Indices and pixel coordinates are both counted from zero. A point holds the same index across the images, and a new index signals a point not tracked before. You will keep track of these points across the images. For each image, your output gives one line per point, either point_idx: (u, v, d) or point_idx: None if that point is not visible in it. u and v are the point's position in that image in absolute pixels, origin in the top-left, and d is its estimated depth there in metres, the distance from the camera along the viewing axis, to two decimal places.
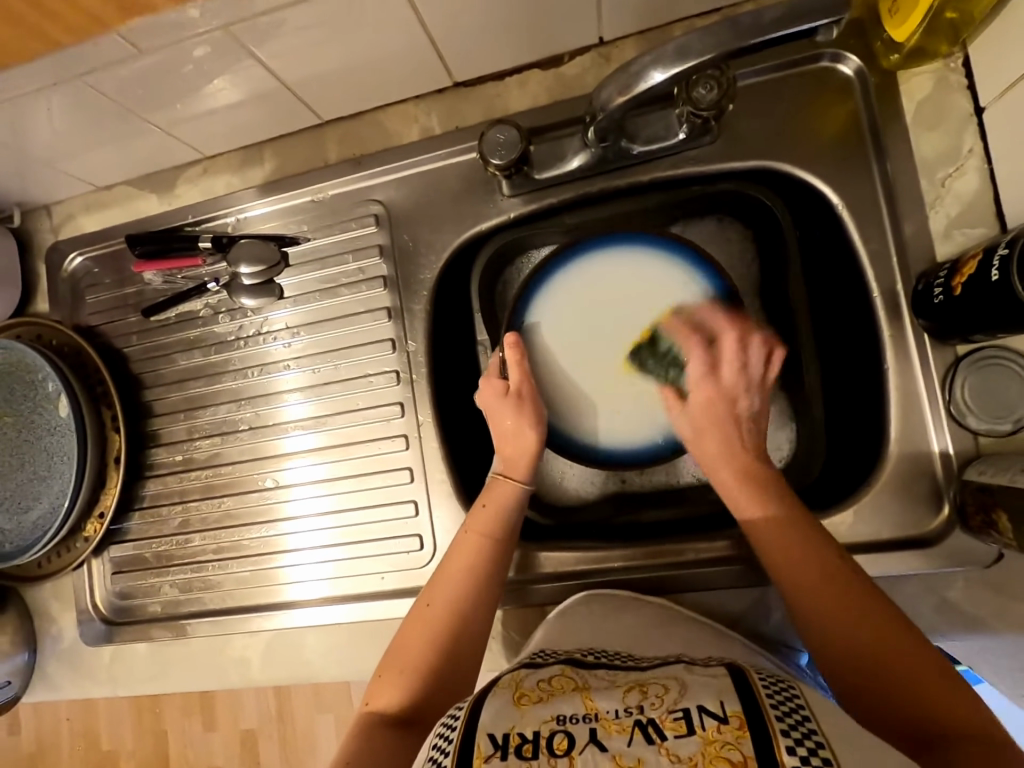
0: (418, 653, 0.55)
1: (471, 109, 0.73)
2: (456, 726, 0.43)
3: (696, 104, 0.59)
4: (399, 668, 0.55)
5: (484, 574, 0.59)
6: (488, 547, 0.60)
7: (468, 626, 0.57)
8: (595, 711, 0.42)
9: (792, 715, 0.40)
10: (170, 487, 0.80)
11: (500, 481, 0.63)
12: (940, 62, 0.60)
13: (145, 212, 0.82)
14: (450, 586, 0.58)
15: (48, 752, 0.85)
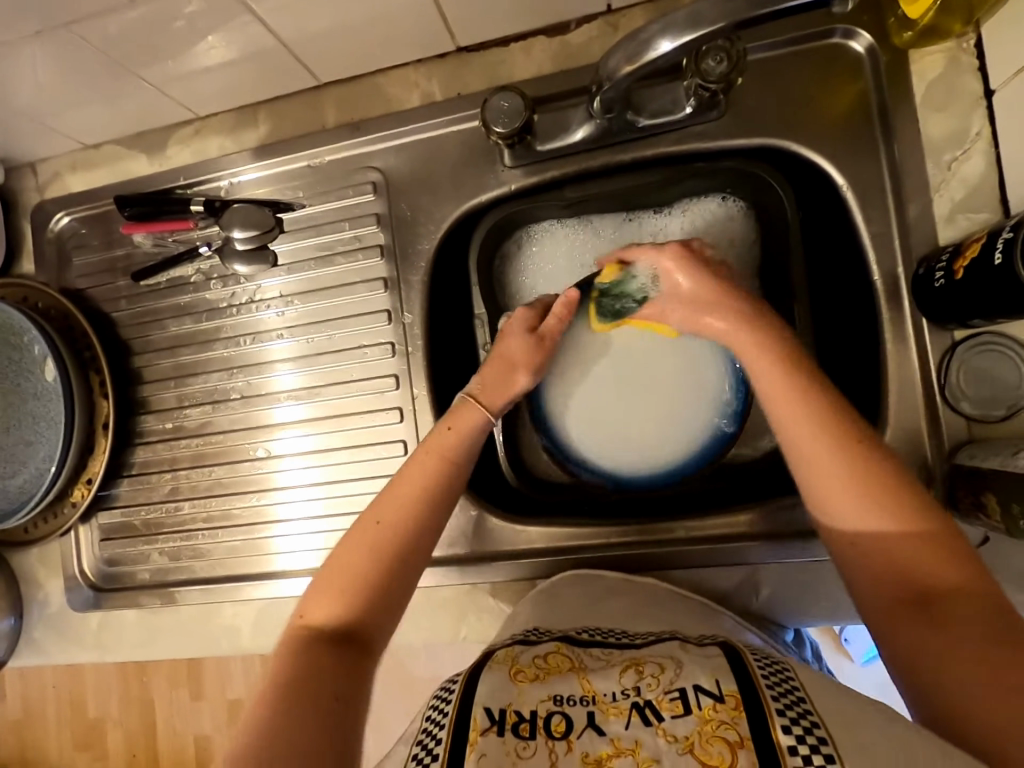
0: (365, 570, 0.52)
1: (474, 75, 0.71)
2: (452, 698, 0.44)
3: (705, 76, 0.58)
4: (341, 584, 0.52)
5: (442, 493, 0.57)
6: (452, 472, 0.58)
7: (415, 546, 0.54)
8: (593, 694, 0.43)
9: (788, 694, 0.40)
10: (159, 455, 0.79)
11: (472, 404, 0.60)
12: (953, 42, 0.59)
13: (134, 172, 0.80)
14: (407, 505, 0.55)
15: (34, 715, 0.86)
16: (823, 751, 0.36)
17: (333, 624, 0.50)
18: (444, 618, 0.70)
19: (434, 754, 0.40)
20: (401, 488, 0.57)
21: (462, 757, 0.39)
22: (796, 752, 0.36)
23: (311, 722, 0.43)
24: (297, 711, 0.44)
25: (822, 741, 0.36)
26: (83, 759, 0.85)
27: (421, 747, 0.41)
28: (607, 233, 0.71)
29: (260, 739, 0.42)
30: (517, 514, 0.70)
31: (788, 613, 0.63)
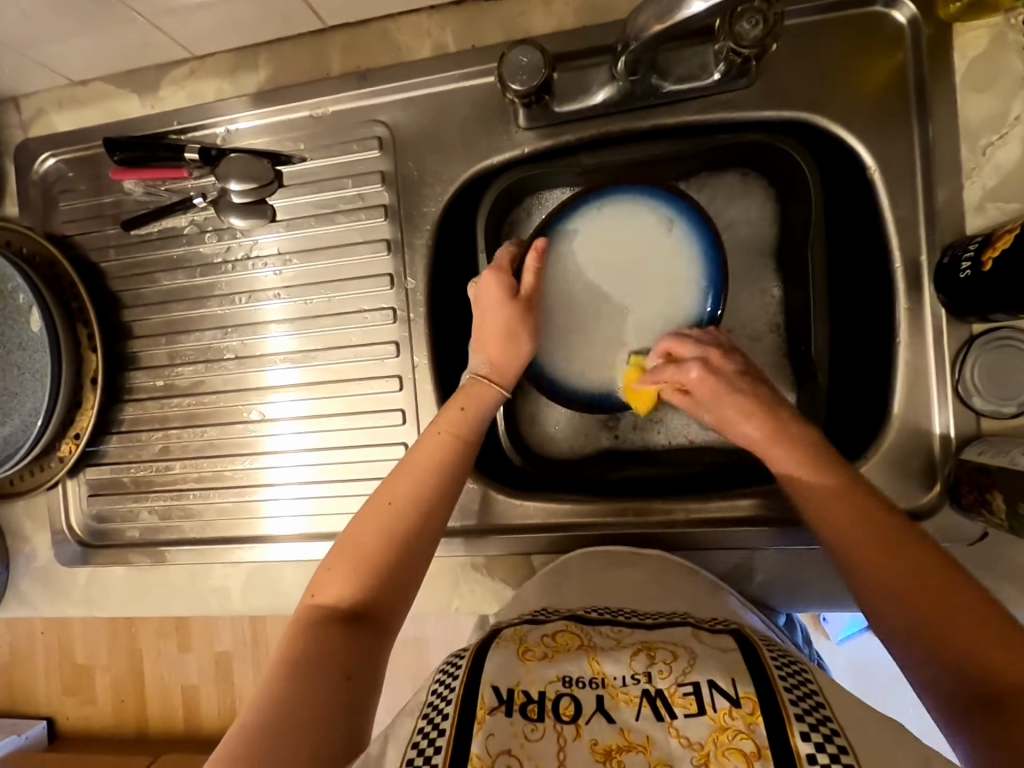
0: (372, 545, 0.52)
1: (490, 26, 0.66)
2: (458, 676, 0.43)
3: (738, 40, 0.54)
4: (350, 561, 0.52)
5: (447, 470, 0.57)
6: (462, 449, 0.58)
7: (426, 526, 0.54)
8: (603, 676, 0.42)
9: (806, 700, 0.39)
10: (149, 412, 0.77)
11: (483, 383, 0.61)
12: (1000, 17, 0.56)
13: (125, 113, 0.75)
14: (414, 482, 0.55)
15: (22, 663, 0.86)
16: (843, 759, 0.36)
17: (342, 600, 0.50)
18: (437, 589, 0.69)
19: (441, 730, 0.40)
20: (408, 469, 0.56)
21: (469, 735, 0.39)
22: (814, 760, 0.36)
23: (318, 699, 0.43)
24: (307, 691, 0.43)
25: (842, 749, 0.36)
26: (70, 705, 0.86)
27: (427, 722, 0.41)
28: None
29: (268, 717, 0.41)
30: (515, 487, 0.69)
31: (781, 598, 0.64)
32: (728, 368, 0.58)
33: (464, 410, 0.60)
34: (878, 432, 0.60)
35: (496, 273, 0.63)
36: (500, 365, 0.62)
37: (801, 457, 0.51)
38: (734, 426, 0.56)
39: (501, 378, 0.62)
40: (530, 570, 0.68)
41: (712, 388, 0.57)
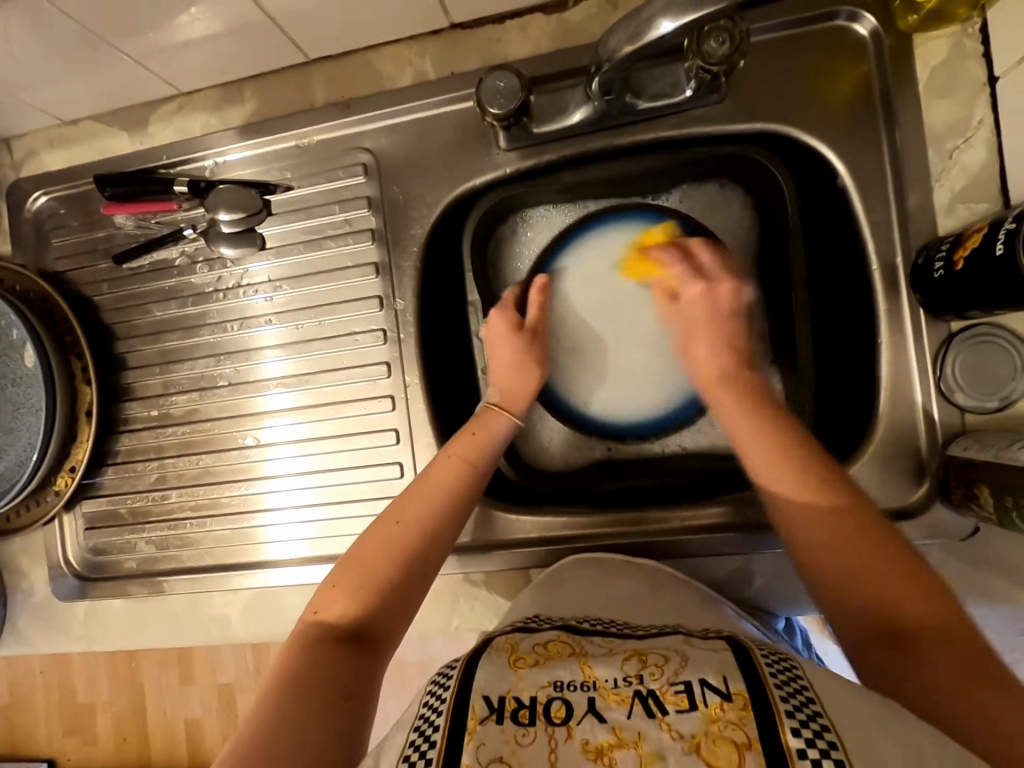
0: (382, 564, 0.53)
1: (469, 52, 0.68)
2: (450, 686, 0.44)
3: (707, 57, 0.56)
4: (355, 579, 0.52)
5: (456, 493, 0.57)
6: (469, 471, 0.59)
7: (432, 548, 0.55)
8: (594, 679, 0.43)
9: (798, 695, 0.39)
10: (145, 443, 0.77)
11: (494, 412, 0.63)
12: (958, 26, 0.58)
13: (115, 150, 0.77)
14: (424, 503, 0.56)
15: (22, 701, 0.85)
16: (833, 755, 0.36)
17: (345, 616, 0.50)
18: (436, 607, 0.69)
19: (432, 743, 0.40)
20: (417, 492, 0.57)
21: (460, 745, 0.39)
22: (804, 755, 0.36)
23: (313, 714, 0.43)
24: (302, 705, 0.43)
25: (833, 743, 0.36)
26: (73, 743, 0.84)
27: (418, 738, 0.41)
28: None
29: (262, 730, 0.42)
30: (510, 502, 0.70)
31: (780, 602, 0.64)
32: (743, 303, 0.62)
33: (471, 435, 0.61)
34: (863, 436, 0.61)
35: (504, 310, 0.68)
36: (509, 390, 0.65)
37: (768, 458, 0.52)
38: (704, 355, 0.61)
39: (511, 405, 0.64)
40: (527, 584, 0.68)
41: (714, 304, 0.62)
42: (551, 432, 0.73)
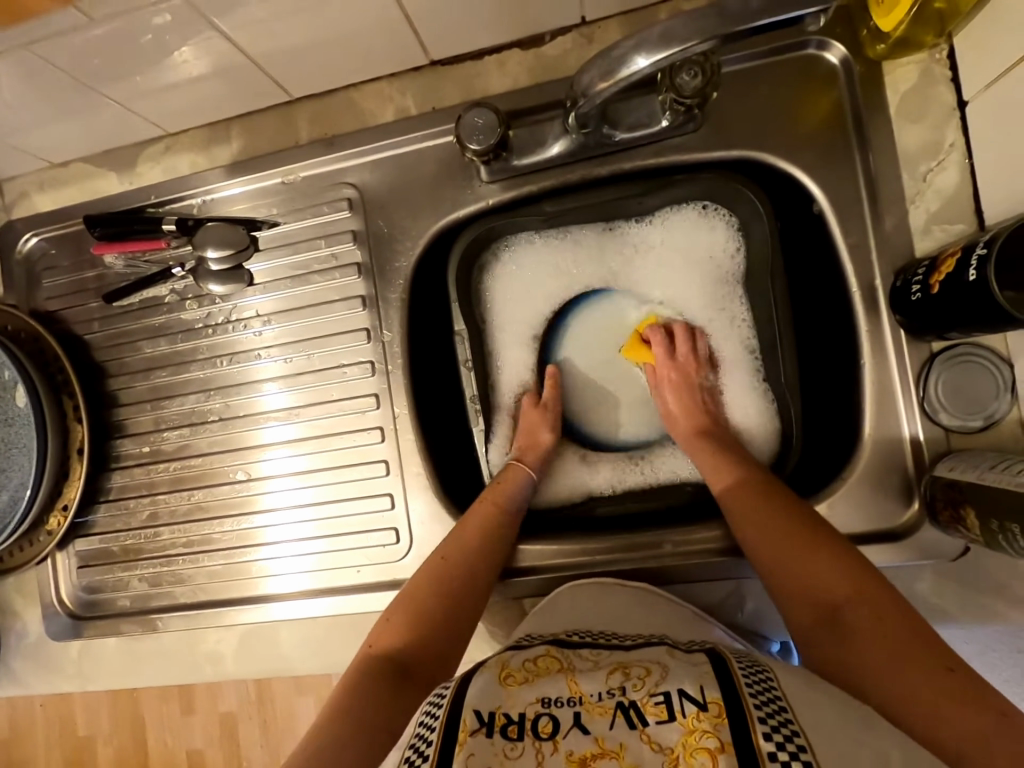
0: (430, 600, 0.57)
1: (449, 88, 0.70)
2: (443, 704, 0.45)
3: (679, 90, 0.57)
4: (410, 603, 0.57)
5: (495, 538, 0.63)
6: (501, 519, 0.64)
7: (473, 588, 0.59)
8: (580, 694, 0.44)
9: (770, 703, 0.41)
10: (137, 480, 0.78)
11: (514, 467, 0.69)
12: (926, 52, 0.59)
13: (105, 191, 0.78)
14: (467, 544, 0.61)
15: (20, 741, 0.84)
16: (802, 756, 0.38)
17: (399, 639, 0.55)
18: None
19: (427, 752, 0.42)
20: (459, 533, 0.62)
21: (452, 754, 0.41)
22: (775, 759, 0.38)
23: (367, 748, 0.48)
24: (361, 734, 0.49)
25: (801, 749, 0.38)
26: None
27: (414, 752, 0.43)
28: (586, 242, 0.72)
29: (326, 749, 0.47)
30: None
31: (774, 626, 0.63)
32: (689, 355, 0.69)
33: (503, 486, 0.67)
34: (849, 457, 0.61)
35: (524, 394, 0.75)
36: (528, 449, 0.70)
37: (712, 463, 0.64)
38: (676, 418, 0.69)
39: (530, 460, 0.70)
40: (523, 614, 0.67)
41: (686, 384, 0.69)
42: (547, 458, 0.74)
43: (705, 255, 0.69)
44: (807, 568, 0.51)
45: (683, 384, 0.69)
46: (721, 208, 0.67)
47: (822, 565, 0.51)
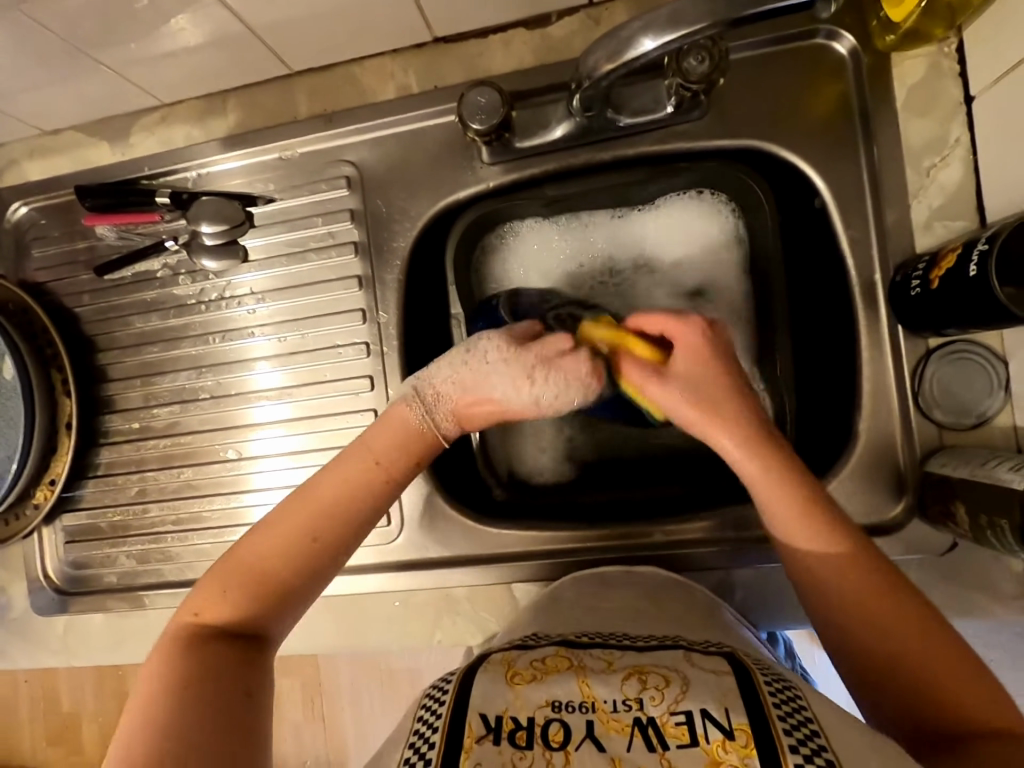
0: (277, 562, 0.50)
1: (452, 66, 0.69)
2: (445, 702, 0.46)
3: (686, 76, 0.56)
4: (237, 577, 0.50)
5: (335, 513, 0.53)
6: (374, 476, 0.55)
7: (323, 549, 0.52)
8: (593, 700, 0.44)
9: (800, 728, 0.42)
10: (126, 456, 0.77)
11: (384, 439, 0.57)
12: (934, 46, 0.58)
13: (97, 161, 0.76)
14: (327, 500, 0.53)
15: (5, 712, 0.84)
16: None
17: (227, 620, 0.48)
18: (418, 623, 0.69)
19: (431, 745, 0.43)
20: (325, 487, 0.54)
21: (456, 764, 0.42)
22: None
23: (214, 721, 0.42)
24: (193, 707, 0.42)
25: None
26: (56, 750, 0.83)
27: (412, 750, 0.43)
28: (595, 227, 0.71)
29: (139, 735, 0.40)
30: (494, 518, 0.69)
31: (761, 616, 0.64)
32: (723, 334, 0.58)
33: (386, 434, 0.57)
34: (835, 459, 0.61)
35: (525, 400, 0.59)
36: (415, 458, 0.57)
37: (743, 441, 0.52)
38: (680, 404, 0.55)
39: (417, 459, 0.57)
40: (512, 599, 0.68)
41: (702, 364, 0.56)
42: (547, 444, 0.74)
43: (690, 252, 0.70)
44: (851, 577, 0.46)
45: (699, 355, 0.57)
46: (714, 193, 0.67)
47: (890, 611, 0.45)
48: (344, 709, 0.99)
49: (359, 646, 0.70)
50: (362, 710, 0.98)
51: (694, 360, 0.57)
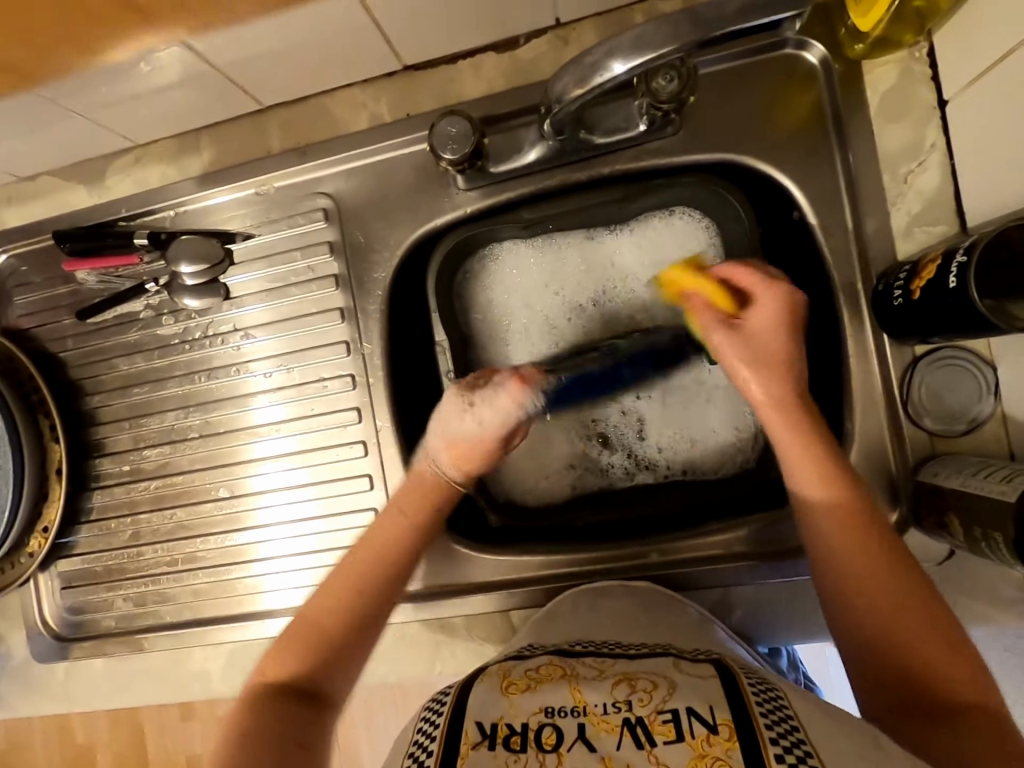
0: (333, 619, 0.56)
1: (423, 94, 0.68)
2: (443, 713, 0.46)
3: (656, 95, 0.56)
4: (298, 637, 0.55)
5: (383, 574, 0.58)
6: (414, 529, 0.60)
7: (373, 603, 0.57)
8: (584, 705, 0.44)
9: (781, 724, 0.41)
10: (118, 499, 0.77)
11: (433, 475, 0.62)
12: (905, 51, 0.58)
13: (75, 205, 0.76)
14: (372, 559, 0.58)
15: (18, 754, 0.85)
16: None
17: (290, 676, 0.53)
18: (419, 653, 0.69)
19: (428, 752, 0.43)
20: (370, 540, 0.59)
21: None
22: None
23: None
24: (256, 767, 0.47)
25: None
26: None
27: (416, 749, 0.44)
28: (569, 249, 0.70)
29: None
30: (495, 546, 0.69)
31: (762, 632, 0.63)
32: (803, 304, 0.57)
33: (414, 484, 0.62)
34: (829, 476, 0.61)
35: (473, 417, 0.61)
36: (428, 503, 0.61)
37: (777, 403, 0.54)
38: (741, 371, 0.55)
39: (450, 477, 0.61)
40: (511, 627, 0.67)
41: (774, 335, 0.56)
42: (546, 465, 0.71)
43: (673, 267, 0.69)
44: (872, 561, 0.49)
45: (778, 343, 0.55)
46: (687, 207, 0.67)
47: (919, 612, 0.47)
48: (357, 732, 0.98)
49: (361, 680, 0.69)
50: (375, 734, 0.98)
51: (773, 318, 0.56)
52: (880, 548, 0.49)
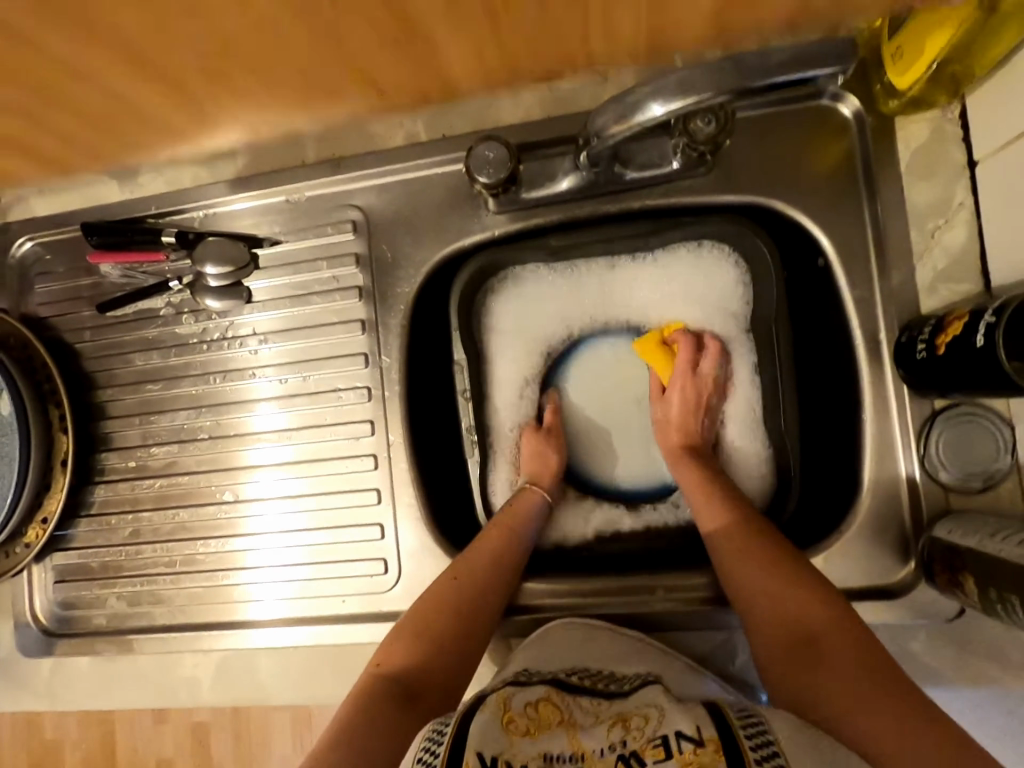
0: (441, 621, 0.59)
1: (459, 118, 0.68)
2: (446, 736, 0.45)
3: (693, 136, 0.57)
4: (410, 629, 0.59)
5: (490, 587, 0.61)
6: (515, 545, 0.64)
7: (480, 614, 0.60)
8: (582, 751, 0.44)
9: (764, 744, 0.42)
10: (121, 494, 0.76)
11: (530, 492, 0.68)
12: (937, 111, 0.59)
13: (105, 199, 0.77)
14: (481, 567, 0.61)
15: None
16: None
17: (402, 673, 0.56)
18: None
19: None
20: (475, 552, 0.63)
21: None
22: None
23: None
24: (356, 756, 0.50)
25: None
26: None
27: None
28: (592, 275, 0.71)
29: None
30: None
31: None
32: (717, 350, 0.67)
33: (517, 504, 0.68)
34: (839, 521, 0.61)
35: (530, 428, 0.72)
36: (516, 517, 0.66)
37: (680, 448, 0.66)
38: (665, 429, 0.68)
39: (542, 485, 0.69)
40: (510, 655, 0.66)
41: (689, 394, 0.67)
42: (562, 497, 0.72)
43: (694, 311, 0.70)
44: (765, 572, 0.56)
45: (694, 407, 0.67)
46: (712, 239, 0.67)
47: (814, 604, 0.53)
48: None
49: None
50: None
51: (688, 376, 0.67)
52: (768, 554, 0.56)
